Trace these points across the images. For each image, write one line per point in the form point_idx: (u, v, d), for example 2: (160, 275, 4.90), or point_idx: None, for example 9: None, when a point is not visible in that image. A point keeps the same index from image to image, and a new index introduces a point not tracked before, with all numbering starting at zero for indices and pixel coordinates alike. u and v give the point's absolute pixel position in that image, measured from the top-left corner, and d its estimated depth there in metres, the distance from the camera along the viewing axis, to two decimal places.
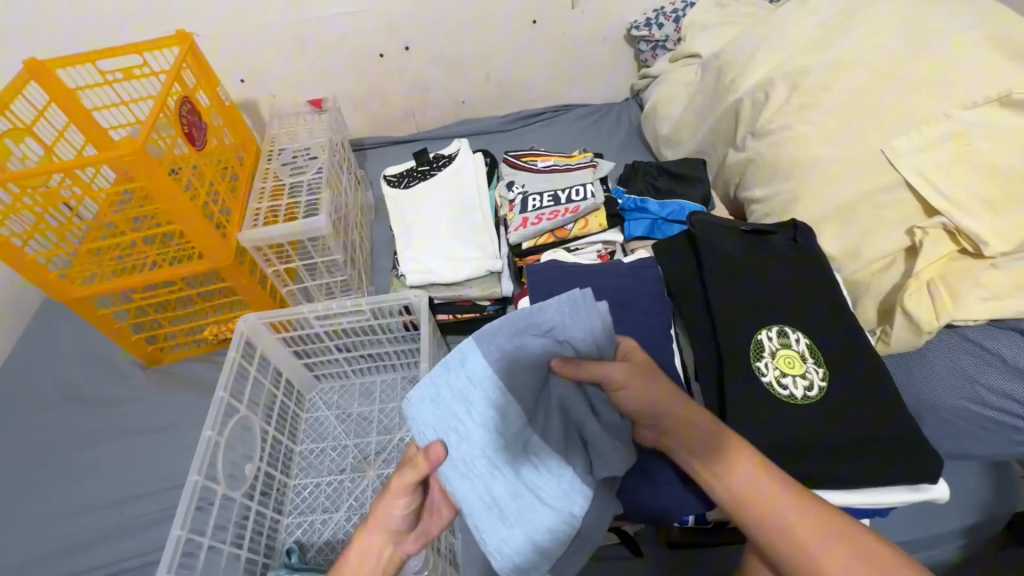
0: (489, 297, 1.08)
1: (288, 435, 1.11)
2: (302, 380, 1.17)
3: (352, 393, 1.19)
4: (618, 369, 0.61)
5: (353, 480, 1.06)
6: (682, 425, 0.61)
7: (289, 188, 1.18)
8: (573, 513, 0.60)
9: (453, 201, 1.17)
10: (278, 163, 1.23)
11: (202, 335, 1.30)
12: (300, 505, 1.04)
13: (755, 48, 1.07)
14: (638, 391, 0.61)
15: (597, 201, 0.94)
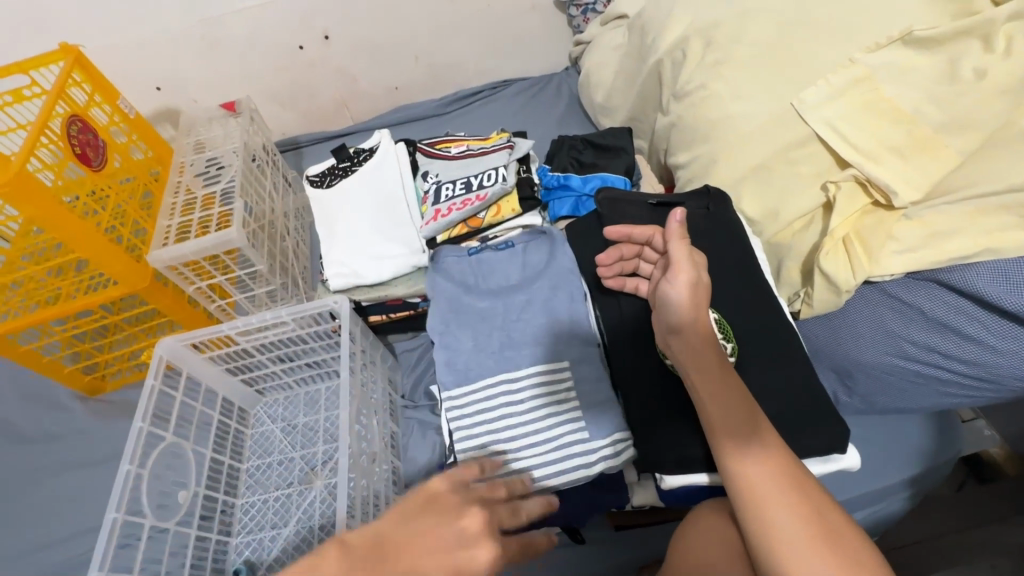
0: (421, 293, 1.05)
1: (231, 453, 1.09)
2: (243, 396, 1.14)
3: (297, 403, 1.16)
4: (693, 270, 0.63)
5: (301, 493, 1.04)
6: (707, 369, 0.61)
7: (191, 201, 1.11)
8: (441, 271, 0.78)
9: (377, 196, 1.13)
10: (186, 175, 1.16)
11: (141, 359, 1.25)
12: (248, 523, 1.03)
13: (669, 4, 1.01)
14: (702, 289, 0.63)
15: (507, 184, 0.89)
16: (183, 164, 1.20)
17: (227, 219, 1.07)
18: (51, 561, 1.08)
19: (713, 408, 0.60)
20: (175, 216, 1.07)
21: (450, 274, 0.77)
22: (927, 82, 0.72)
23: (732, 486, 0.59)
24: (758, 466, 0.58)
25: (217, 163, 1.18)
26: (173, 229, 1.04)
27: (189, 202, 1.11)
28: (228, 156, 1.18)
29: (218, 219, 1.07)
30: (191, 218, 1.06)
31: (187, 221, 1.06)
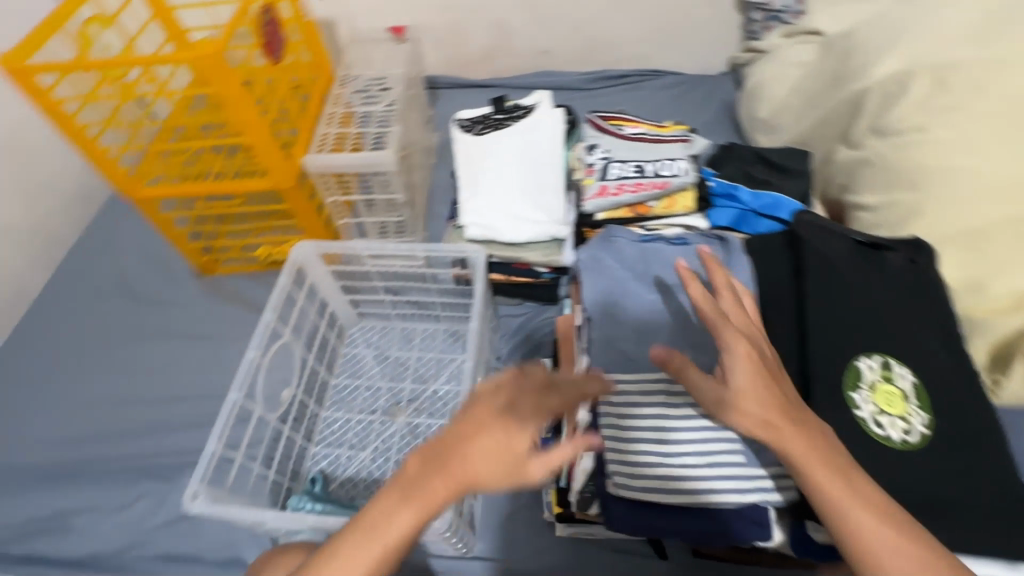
0: (550, 265, 1.04)
1: (325, 365, 1.12)
2: (346, 315, 1.16)
3: (392, 335, 1.17)
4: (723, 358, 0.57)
5: (383, 423, 1.06)
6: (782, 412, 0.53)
7: (347, 116, 1.11)
8: (612, 238, 0.76)
9: (527, 157, 1.10)
10: (345, 90, 1.16)
11: (254, 253, 1.29)
12: (328, 436, 1.05)
13: (901, 33, 0.93)
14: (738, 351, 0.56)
15: (689, 179, 0.84)
16: (344, 76, 1.20)
17: (381, 141, 1.07)
18: (137, 418, 1.12)
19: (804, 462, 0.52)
20: (331, 128, 1.09)
21: (618, 256, 0.74)
22: None
23: (841, 545, 0.51)
24: (861, 512, 0.50)
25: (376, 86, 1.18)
26: (330, 138, 1.06)
27: (343, 116, 1.11)
28: (385, 82, 1.18)
29: (372, 140, 1.07)
30: (349, 133, 1.08)
31: (344, 134, 1.08)
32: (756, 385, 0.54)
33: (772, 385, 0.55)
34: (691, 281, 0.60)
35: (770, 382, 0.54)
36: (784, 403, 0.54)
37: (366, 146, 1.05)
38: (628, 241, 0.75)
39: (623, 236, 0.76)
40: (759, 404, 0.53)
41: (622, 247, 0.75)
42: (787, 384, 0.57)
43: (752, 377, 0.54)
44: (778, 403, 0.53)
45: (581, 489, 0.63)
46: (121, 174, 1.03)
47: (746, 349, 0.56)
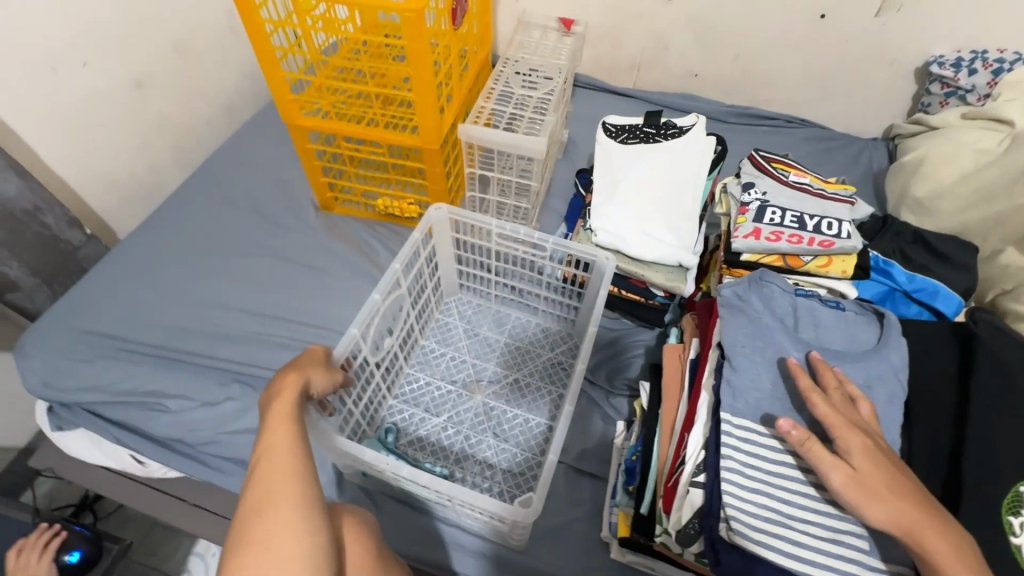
0: (668, 290, 1.02)
1: (419, 325, 1.14)
2: (449, 282, 1.19)
3: (486, 315, 1.20)
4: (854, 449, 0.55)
5: (460, 396, 1.06)
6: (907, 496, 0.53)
7: (507, 97, 1.16)
8: (764, 281, 0.73)
9: (669, 177, 1.09)
10: (510, 72, 1.20)
11: (375, 202, 1.33)
12: (406, 393, 1.07)
13: None
14: (863, 449, 0.55)
15: (855, 244, 0.80)
16: (508, 60, 1.24)
17: (532, 128, 1.09)
18: (239, 326, 1.19)
19: (927, 542, 0.50)
20: (490, 102, 1.12)
21: (768, 301, 0.72)
22: None
23: None
24: None
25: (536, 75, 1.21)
26: (486, 112, 1.08)
27: (504, 96, 1.15)
28: (548, 74, 1.21)
29: (524, 124, 1.10)
30: (508, 113, 1.11)
31: (503, 113, 1.12)
32: (875, 469, 0.54)
33: (897, 474, 0.54)
34: (798, 372, 0.62)
35: (892, 471, 0.54)
36: (912, 498, 0.52)
37: (520, 128, 1.07)
38: (779, 289, 0.73)
39: (775, 281, 0.74)
40: (876, 490, 0.52)
41: (773, 293, 0.72)
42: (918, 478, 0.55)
43: (869, 463, 0.54)
44: (903, 495, 0.52)
45: (684, 523, 0.62)
46: (288, 99, 1.08)
47: (861, 439, 0.56)
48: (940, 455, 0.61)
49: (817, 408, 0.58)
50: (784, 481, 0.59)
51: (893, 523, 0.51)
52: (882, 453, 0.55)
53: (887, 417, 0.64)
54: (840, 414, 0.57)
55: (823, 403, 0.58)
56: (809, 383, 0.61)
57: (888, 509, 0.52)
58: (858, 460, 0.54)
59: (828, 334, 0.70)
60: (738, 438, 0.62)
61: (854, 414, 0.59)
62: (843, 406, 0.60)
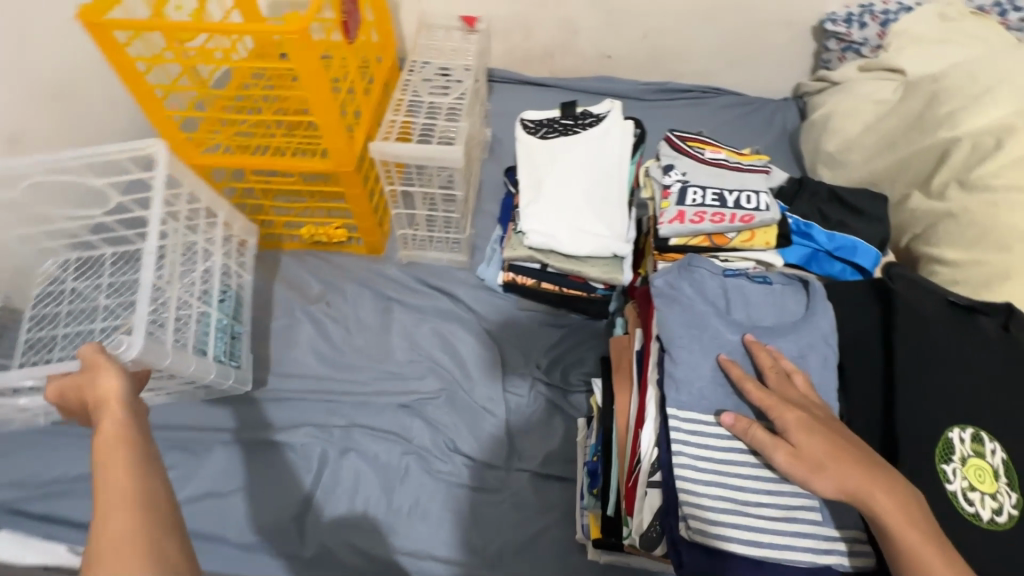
0: (607, 282, 1.01)
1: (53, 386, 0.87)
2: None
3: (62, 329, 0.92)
4: (790, 424, 0.55)
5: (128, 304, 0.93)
6: (846, 454, 0.52)
7: (417, 107, 1.11)
8: (692, 265, 0.74)
9: (592, 166, 1.07)
10: (417, 80, 1.15)
11: (298, 232, 1.25)
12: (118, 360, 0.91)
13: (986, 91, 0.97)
14: (797, 420, 0.55)
15: (773, 214, 0.81)
16: (413, 67, 1.19)
17: (447, 138, 1.06)
18: None
19: (875, 502, 0.50)
20: (400, 118, 1.07)
21: (698, 286, 0.72)
22: None
23: None
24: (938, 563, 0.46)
25: (445, 80, 1.17)
26: (397, 126, 1.04)
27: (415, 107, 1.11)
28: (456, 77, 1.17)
29: (439, 135, 1.07)
30: (422, 124, 1.07)
31: (417, 124, 1.08)
32: (812, 439, 0.54)
33: (839, 439, 0.54)
34: (729, 366, 0.64)
35: (830, 437, 0.54)
36: (857, 459, 0.52)
37: (436, 139, 1.04)
38: (708, 271, 0.73)
39: (706, 265, 0.74)
40: (816, 457, 0.53)
41: (703, 276, 0.73)
42: (865, 442, 0.55)
43: (806, 434, 0.54)
44: (847, 457, 0.52)
45: (646, 527, 0.63)
46: (181, 138, 1.00)
47: (794, 412, 0.56)
48: (875, 412, 0.63)
49: (750, 394, 0.60)
50: (736, 465, 0.59)
51: (839, 490, 0.51)
52: (819, 423, 0.55)
53: (823, 382, 0.66)
54: (771, 394, 0.59)
55: (756, 389, 0.60)
56: (741, 373, 0.63)
57: (831, 476, 0.51)
58: (796, 435, 0.55)
59: (761, 311, 0.71)
60: (687, 432, 0.62)
61: (786, 394, 0.60)
62: (778, 387, 0.62)
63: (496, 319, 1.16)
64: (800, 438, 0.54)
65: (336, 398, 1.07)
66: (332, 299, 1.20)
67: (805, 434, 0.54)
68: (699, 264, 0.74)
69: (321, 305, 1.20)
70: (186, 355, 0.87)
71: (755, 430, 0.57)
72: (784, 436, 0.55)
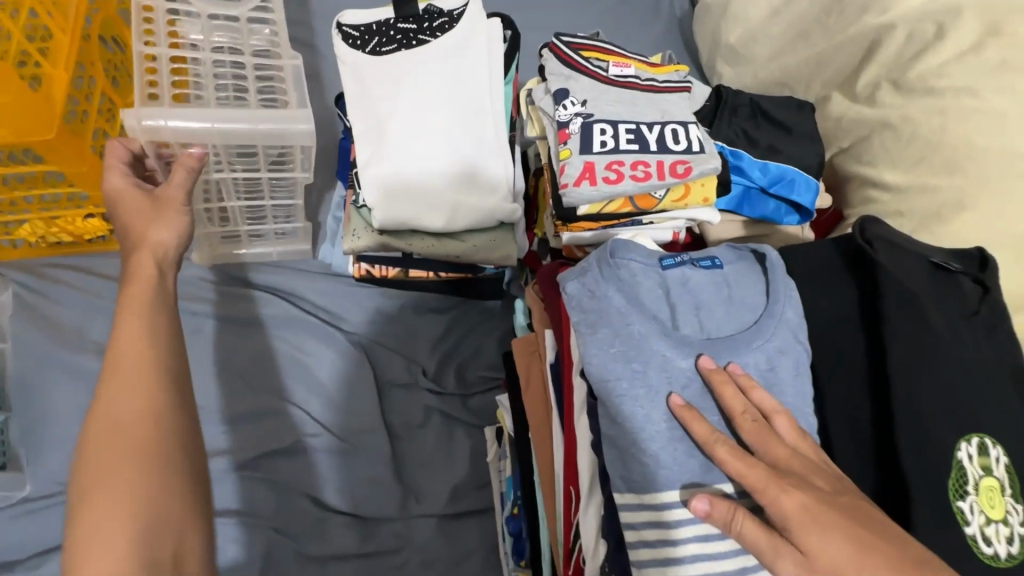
0: (497, 261, 0.76)
1: None
2: None
3: None
4: (793, 517, 0.38)
5: None
6: (878, 554, 0.36)
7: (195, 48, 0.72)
8: (615, 257, 0.50)
9: (453, 92, 0.75)
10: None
11: (16, 237, 0.80)
12: None
13: None
14: (801, 508, 0.38)
15: (708, 157, 0.59)
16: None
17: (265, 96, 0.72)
18: None
19: None
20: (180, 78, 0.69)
21: (630, 291, 0.49)
22: None
23: None
24: None
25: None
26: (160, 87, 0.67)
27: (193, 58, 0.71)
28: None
29: (255, 97, 0.72)
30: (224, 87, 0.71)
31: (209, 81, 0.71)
32: (830, 540, 0.37)
33: (864, 531, 0.37)
34: (688, 417, 0.44)
35: (851, 529, 0.37)
36: (894, 567, 0.36)
37: (252, 102, 0.70)
38: (638, 264, 0.50)
39: (638, 255, 0.51)
40: (842, 574, 0.36)
41: (634, 275, 0.50)
42: (894, 523, 0.39)
43: (819, 534, 0.37)
44: (883, 567, 0.36)
45: None
46: None
47: (795, 496, 0.39)
48: (864, 431, 0.48)
49: (728, 466, 0.41)
50: (711, 558, 0.43)
51: None
52: (833, 508, 0.38)
53: (797, 399, 0.49)
54: (759, 466, 0.40)
55: (738, 459, 0.41)
56: (707, 429, 0.43)
57: None
58: (803, 535, 0.38)
59: (714, 313, 0.50)
60: (640, 523, 0.44)
61: (772, 457, 0.42)
62: (759, 443, 0.43)
63: (356, 318, 0.86)
64: (810, 541, 0.37)
65: None
66: (101, 330, 0.81)
67: (819, 530, 0.37)
68: (629, 254, 0.50)
69: (86, 342, 0.80)
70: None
71: (747, 529, 0.39)
72: (788, 536, 0.38)
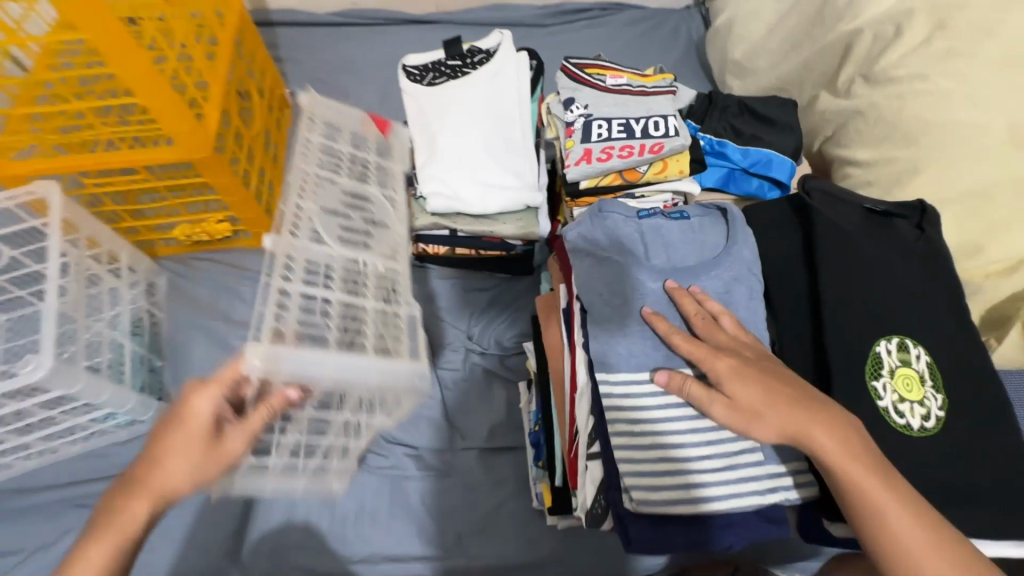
0: (524, 238, 0.95)
1: None
2: None
3: None
4: (724, 373, 0.53)
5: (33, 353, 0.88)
6: (780, 395, 0.51)
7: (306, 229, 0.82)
8: (603, 212, 0.66)
9: (490, 110, 0.96)
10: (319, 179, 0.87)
11: (172, 235, 1.08)
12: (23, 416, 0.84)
13: None
14: (728, 367, 0.53)
15: (683, 140, 0.75)
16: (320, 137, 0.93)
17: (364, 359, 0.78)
18: None
19: (823, 445, 0.49)
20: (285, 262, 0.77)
21: (612, 234, 0.65)
22: None
23: (862, 529, 0.48)
24: (884, 496, 0.47)
25: (364, 208, 0.93)
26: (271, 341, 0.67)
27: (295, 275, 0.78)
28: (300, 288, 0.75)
29: (370, 328, 0.81)
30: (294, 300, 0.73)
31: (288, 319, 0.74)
32: (746, 386, 0.52)
33: (773, 381, 0.52)
34: (655, 320, 0.59)
35: (763, 380, 0.52)
36: (791, 399, 0.51)
37: (334, 284, 0.80)
38: (620, 215, 0.66)
39: (621, 210, 0.67)
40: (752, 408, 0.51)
41: (616, 223, 0.66)
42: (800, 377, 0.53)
43: (740, 383, 0.53)
44: (783, 401, 0.51)
45: (590, 504, 0.59)
46: None
47: (725, 360, 0.54)
48: (806, 338, 0.60)
49: (681, 347, 0.57)
50: (674, 419, 0.56)
51: (779, 432, 0.50)
52: (751, 367, 0.53)
53: (750, 314, 0.63)
54: (701, 344, 0.56)
55: (686, 341, 0.57)
56: (669, 325, 0.58)
57: (770, 422, 0.51)
58: (729, 384, 0.53)
59: (681, 250, 0.66)
60: (619, 396, 0.58)
61: (712, 338, 0.58)
62: (706, 332, 0.59)
63: (416, 295, 1.07)
64: (731, 387, 0.53)
65: None
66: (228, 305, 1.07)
67: (739, 380, 0.53)
68: (613, 209, 0.67)
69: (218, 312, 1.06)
70: (72, 369, 0.76)
71: (692, 387, 0.54)
72: (720, 387, 0.54)
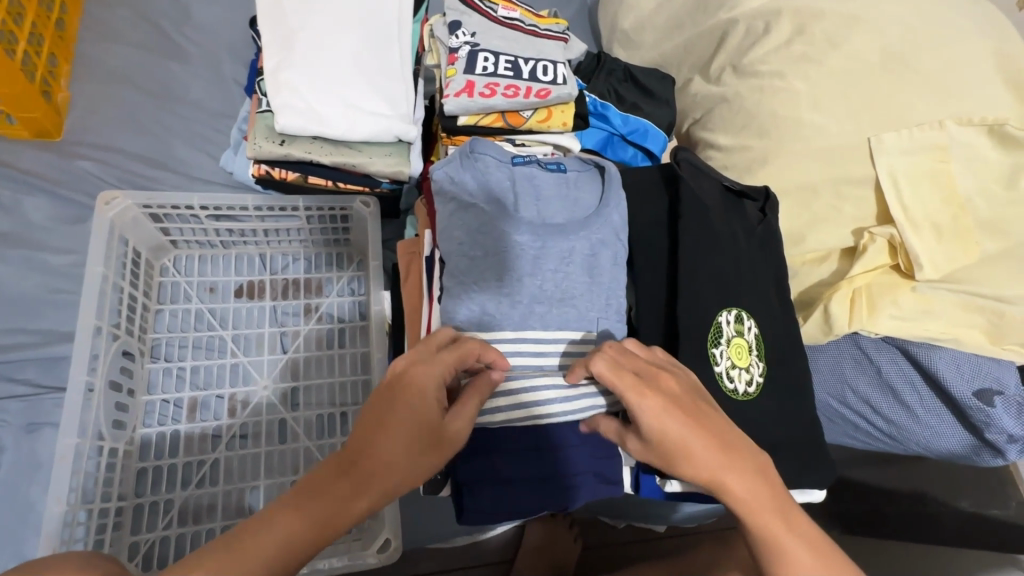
0: (392, 177, 0.83)
1: None
2: None
3: None
4: (647, 415, 0.50)
5: None
6: (705, 436, 0.49)
7: (192, 242, 0.90)
8: (473, 151, 0.61)
9: (361, 18, 0.81)
10: (200, 209, 0.83)
11: None
12: None
13: None
14: (654, 407, 0.50)
15: (570, 91, 0.71)
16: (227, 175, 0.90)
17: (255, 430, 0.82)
18: None
19: (738, 487, 0.49)
20: (144, 280, 0.85)
21: (482, 178, 0.61)
22: (989, 175, 0.75)
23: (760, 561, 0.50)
24: (787, 536, 0.49)
25: (340, 218, 0.89)
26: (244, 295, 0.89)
27: (151, 369, 0.82)
28: (144, 537, 0.73)
29: (307, 323, 0.89)
30: (192, 307, 0.87)
31: (169, 344, 0.85)
32: (670, 431, 0.49)
33: (700, 426, 0.50)
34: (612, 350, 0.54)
35: (688, 424, 0.49)
36: (715, 446, 0.49)
37: (268, 290, 0.90)
38: (492, 156, 0.62)
39: (497, 154, 0.62)
40: (670, 454, 0.50)
41: (487, 166, 0.61)
42: (731, 422, 0.52)
43: (665, 425, 0.49)
44: (709, 447, 0.49)
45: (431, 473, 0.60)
46: None
47: (652, 400, 0.50)
48: (660, 303, 0.63)
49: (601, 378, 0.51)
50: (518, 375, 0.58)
51: (703, 476, 0.49)
52: (676, 404, 0.50)
53: (615, 282, 0.62)
54: (624, 376, 0.50)
55: (612, 371, 0.51)
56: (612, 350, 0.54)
57: (695, 465, 0.49)
58: (653, 425, 0.50)
59: (556, 206, 0.62)
60: None
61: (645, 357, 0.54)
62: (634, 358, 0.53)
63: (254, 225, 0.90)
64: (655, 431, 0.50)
65: (9, 355, 0.74)
66: None
67: (664, 423, 0.49)
68: (487, 152, 0.62)
69: None
70: None
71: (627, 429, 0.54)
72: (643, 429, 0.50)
